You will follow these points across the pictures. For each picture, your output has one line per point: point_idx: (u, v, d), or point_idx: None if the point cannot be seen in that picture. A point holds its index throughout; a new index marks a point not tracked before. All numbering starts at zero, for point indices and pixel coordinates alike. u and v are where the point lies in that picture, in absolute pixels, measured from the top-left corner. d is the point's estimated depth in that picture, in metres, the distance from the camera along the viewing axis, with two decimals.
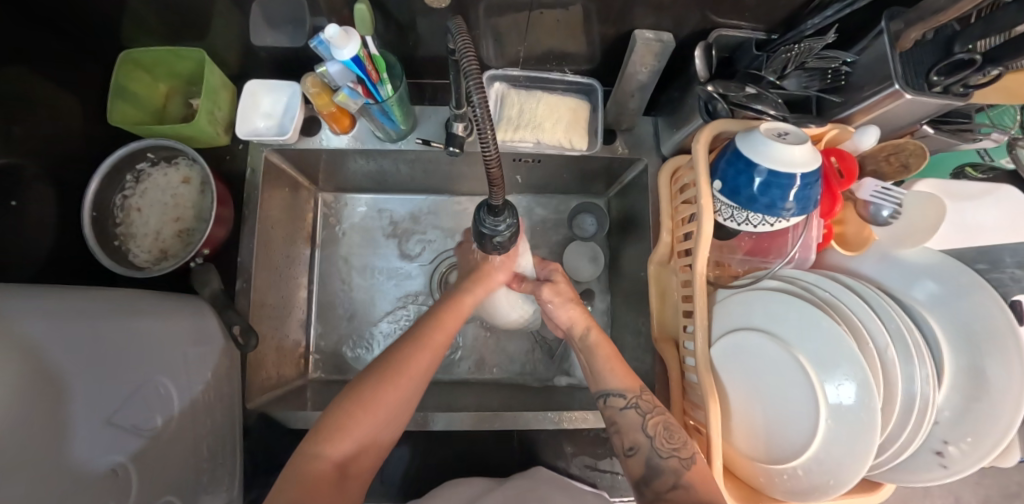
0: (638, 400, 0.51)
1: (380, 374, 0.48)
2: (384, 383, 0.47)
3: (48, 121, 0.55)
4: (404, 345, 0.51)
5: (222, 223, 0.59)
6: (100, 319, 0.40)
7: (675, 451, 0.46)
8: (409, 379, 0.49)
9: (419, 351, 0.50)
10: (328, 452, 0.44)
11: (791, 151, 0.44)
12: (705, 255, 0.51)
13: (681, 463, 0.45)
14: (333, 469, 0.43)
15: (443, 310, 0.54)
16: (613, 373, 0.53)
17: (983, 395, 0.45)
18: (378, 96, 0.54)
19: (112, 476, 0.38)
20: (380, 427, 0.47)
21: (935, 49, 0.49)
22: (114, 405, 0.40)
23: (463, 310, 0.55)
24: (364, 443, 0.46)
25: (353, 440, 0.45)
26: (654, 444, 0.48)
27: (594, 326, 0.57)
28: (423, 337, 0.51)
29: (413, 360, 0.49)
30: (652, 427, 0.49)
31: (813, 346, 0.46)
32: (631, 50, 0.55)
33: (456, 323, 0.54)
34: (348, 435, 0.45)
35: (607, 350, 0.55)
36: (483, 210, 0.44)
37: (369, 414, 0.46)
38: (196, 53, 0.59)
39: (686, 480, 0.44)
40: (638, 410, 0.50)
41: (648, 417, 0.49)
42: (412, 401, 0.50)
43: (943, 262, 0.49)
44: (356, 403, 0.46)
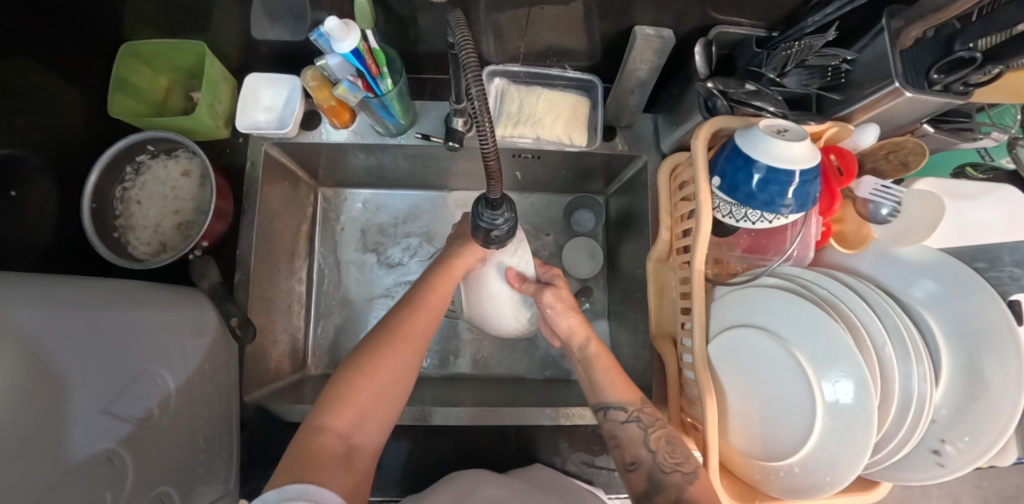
0: (638, 414, 0.51)
1: (382, 342, 0.50)
2: (382, 349, 0.49)
3: (48, 112, 0.55)
4: (400, 314, 0.53)
5: (221, 216, 0.59)
6: (99, 309, 0.40)
7: (678, 465, 0.47)
8: (406, 347, 0.51)
9: (415, 319, 0.53)
10: (331, 422, 0.45)
11: (791, 147, 0.44)
12: (704, 252, 0.51)
13: (684, 478, 0.45)
14: (336, 440, 0.44)
15: (434, 276, 0.56)
16: (614, 386, 0.53)
17: (980, 394, 0.45)
18: (378, 91, 0.53)
19: (109, 465, 0.38)
20: (382, 398, 0.48)
21: (934, 48, 0.49)
22: (113, 394, 0.40)
23: (454, 274, 0.57)
24: (368, 412, 0.47)
25: (355, 410, 0.46)
26: (656, 458, 0.48)
27: (594, 336, 0.57)
28: (415, 307, 0.54)
29: (409, 328, 0.52)
30: (654, 441, 0.49)
31: (811, 344, 0.46)
32: (631, 46, 0.55)
33: (450, 286, 0.56)
34: (351, 404, 0.46)
35: (606, 362, 0.56)
36: (480, 205, 0.44)
37: (370, 381, 0.47)
38: (196, 46, 0.59)
39: (690, 495, 0.44)
40: (640, 424, 0.50)
41: (650, 431, 0.50)
42: (416, 367, 0.51)
43: (940, 261, 0.49)
44: (358, 370, 0.48)
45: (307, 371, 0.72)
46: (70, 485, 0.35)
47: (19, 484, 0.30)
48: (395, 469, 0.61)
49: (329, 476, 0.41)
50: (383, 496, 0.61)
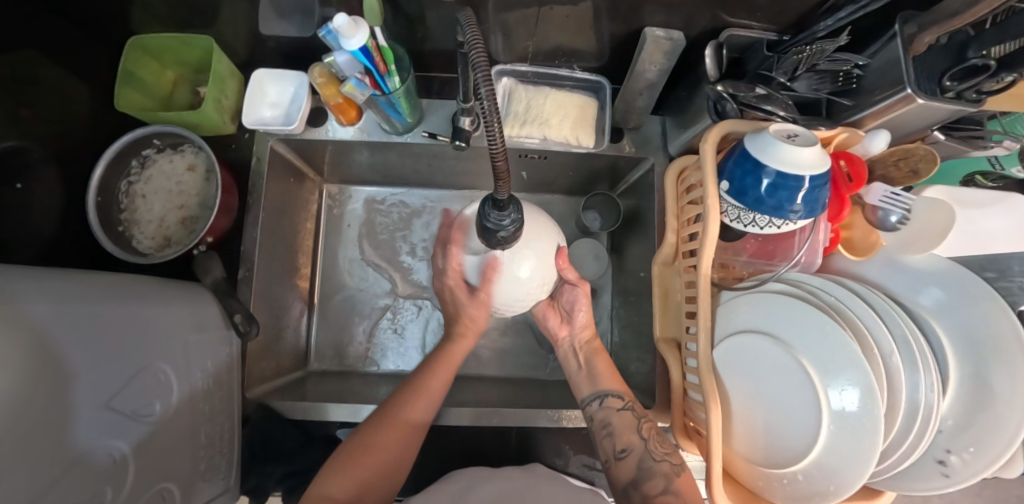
0: (633, 405, 0.55)
1: (381, 416, 0.53)
2: (382, 427, 0.52)
3: (54, 105, 0.55)
4: (405, 393, 0.56)
5: (226, 212, 0.59)
6: (102, 303, 0.40)
7: (666, 456, 0.51)
8: (407, 427, 0.53)
9: (415, 404, 0.55)
10: (332, 492, 0.47)
11: (802, 152, 0.43)
12: (710, 256, 0.51)
13: (671, 469, 0.50)
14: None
15: (433, 364, 0.59)
16: (609, 378, 0.57)
17: (987, 405, 0.45)
18: (385, 89, 0.53)
19: (111, 459, 0.38)
20: (381, 471, 0.51)
21: (947, 53, 0.49)
22: (116, 388, 0.40)
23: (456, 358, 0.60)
24: (368, 484, 0.49)
25: (354, 482, 0.49)
26: (647, 446, 0.52)
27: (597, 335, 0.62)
28: (421, 388, 0.56)
29: (409, 410, 0.54)
30: (646, 431, 0.53)
31: (817, 351, 0.45)
32: (641, 48, 0.54)
33: (450, 373, 0.59)
34: (353, 474, 0.49)
35: (603, 358, 0.60)
36: (487, 205, 0.43)
37: (370, 457, 0.50)
38: (203, 41, 0.59)
39: (674, 487, 0.49)
40: (634, 413, 0.54)
41: (642, 422, 0.54)
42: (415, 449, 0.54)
43: (953, 271, 0.49)
44: (358, 444, 0.51)
45: (309, 368, 0.72)
46: (72, 478, 0.35)
47: (20, 476, 0.30)
48: None
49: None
50: None
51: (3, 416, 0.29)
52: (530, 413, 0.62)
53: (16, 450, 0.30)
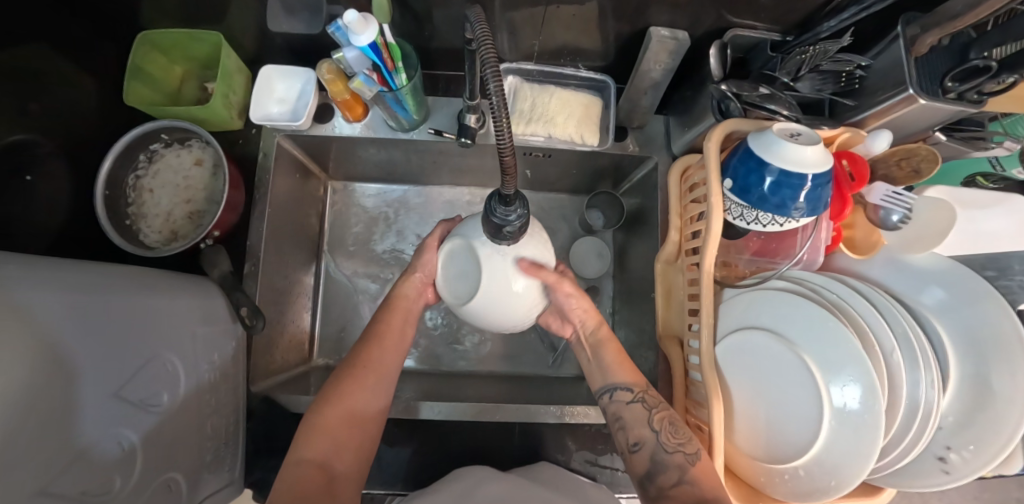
0: (644, 395, 0.53)
1: (346, 372, 0.54)
2: (346, 380, 0.53)
3: (63, 99, 0.56)
4: (365, 343, 0.57)
5: (233, 207, 0.59)
6: (112, 294, 0.40)
7: (680, 446, 0.48)
8: (376, 375, 0.54)
9: (377, 349, 0.56)
10: (308, 453, 0.47)
11: (804, 151, 0.44)
12: (713, 253, 0.51)
13: (685, 458, 0.47)
14: (317, 470, 0.46)
15: (383, 315, 0.59)
16: (621, 369, 0.56)
17: (987, 405, 0.45)
18: (392, 85, 0.53)
19: (120, 448, 0.39)
20: (353, 423, 0.51)
21: (948, 54, 0.49)
22: (125, 378, 0.40)
23: (411, 305, 0.60)
24: (342, 438, 0.49)
25: (326, 438, 0.49)
26: (659, 438, 0.50)
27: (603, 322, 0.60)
28: (381, 334, 0.57)
29: (370, 354, 0.56)
30: (657, 421, 0.51)
31: (818, 348, 0.46)
32: (646, 47, 0.55)
33: (407, 316, 0.60)
34: (325, 429, 0.49)
35: (613, 348, 0.58)
36: (494, 200, 0.44)
37: (338, 409, 0.50)
38: (212, 36, 0.59)
39: (691, 477, 0.46)
40: (644, 404, 0.52)
41: (654, 412, 0.52)
42: (389, 389, 0.55)
43: (954, 270, 0.49)
44: (325, 401, 0.51)
45: (313, 364, 0.72)
46: (82, 463, 0.35)
47: (31, 462, 0.30)
48: (399, 463, 0.61)
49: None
50: (387, 490, 0.61)
51: (16, 399, 0.29)
52: (531, 409, 0.62)
53: (28, 436, 0.30)
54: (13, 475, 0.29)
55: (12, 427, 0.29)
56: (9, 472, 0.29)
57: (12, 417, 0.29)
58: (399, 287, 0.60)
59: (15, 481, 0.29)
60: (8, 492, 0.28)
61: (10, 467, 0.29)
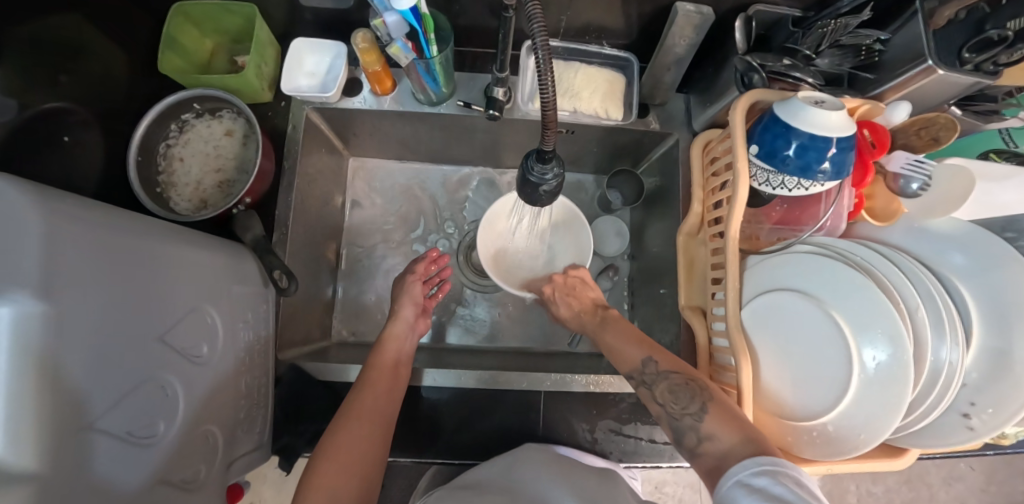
0: (643, 376, 0.51)
1: (338, 418, 0.51)
2: (341, 426, 0.50)
3: (98, 69, 0.57)
4: (356, 389, 0.54)
5: (264, 175, 0.60)
6: (155, 242, 0.41)
7: (684, 410, 0.45)
8: (370, 416, 0.51)
9: (369, 394, 0.53)
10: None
11: (828, 115, 0.46)
12: (739, 219, 0.52)
13: (694, 419, 0.44)
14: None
15: (373, 358, 0.58)
16: (619, 354, 0.55)
17: (1006, 366, 0.47)
18: (426, 53, 0.55)
19: (162, 393, 0.39)
20: (354, 470, 0.47)
21: (965, 28, 0.51)
22: (167, 324, 0.41)
23: (399, 343, 0.62)
24: (343, 487, 0.45)
25: (326, 489, 0.44)
26: (666, 410, 0.47)
27: (605, 313, 0.63)
28: (374, 374, 0.56)
29: (364, 400, 0.52)
30: (660, 395, 0.48)
31: (849, 306, 0.47)
32: (672, 21, 0.56)
33: (399, 355, 0.60)
34: (330, 471, 0.46)
35: (614, 329, 0.59)
36: (531, 159, 0.45)
37: (335, 461, 0.47)
38: (246, 8, 0.61)
39: (707, 432, 0.43)
40: (646, 386, 0.50)
41: (654, 389, 0.49)
42: (387, 432, 0.52)
43: (972, 232, 0.51)
44: (321, 454, 0.47)
45: (334, 338, 0.73)
46: (130, 403, 0.36)
47: (78, 393, 0.31)
48: (425, 432, 0.61)
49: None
50: (413, 458, 0.60)
51: (67, 331, 0.30)
52: (533, 375, 0.63)
53: (74, 365, 0.31)
54: (62, 401, 0.29)
55: (58, 355, 0.29)
56: (61, 398, 0.29)
57: (63, 346, 0.30)
58: (390, 327, 0.63)
59: (64, 408, 0.30)
60: (58, 416, 0.29)
61: (57, 394, 0.29)
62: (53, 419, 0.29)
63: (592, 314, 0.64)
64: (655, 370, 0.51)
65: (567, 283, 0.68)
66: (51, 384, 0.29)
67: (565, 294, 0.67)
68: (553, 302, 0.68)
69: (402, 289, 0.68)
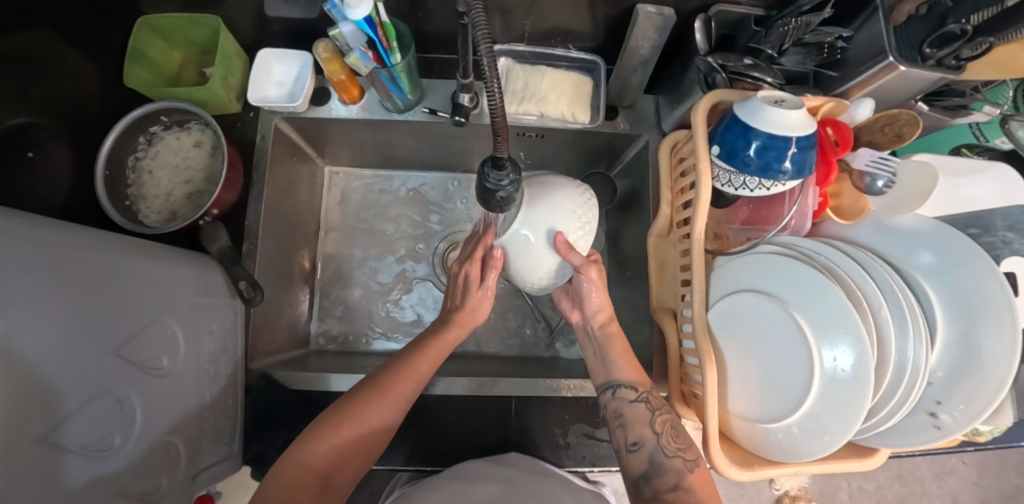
0: (647, 396, 0.55)
1: (371, 390, 0.53)
2: (368, 400, 0.52)
3: (67, 84, 0.57)
4: (396, 365, 0.56)
5: (231, 186, 0.60)
6: (113, 255, 0.41)
7: (679, 452, 0.51)
8: (394, 401, 0.53)
9: (409, 377, 0.55)
10: (311, 462, 0.48)
11: (787, 114, 0.45)
12: (704, 221, 0.52)
13: (684, 464, 0.51)
14: (312, 478, 0.48)
15: (427, 342, 0.59)
16: (626, 367, 0.57)
17: (973, 364, 0.46)
18: (387, 62, 0.55)
19: (120, 406, 0.39)
20: (359, 444, 0.51)
21: (925, 22, 0.51)
22: (124, 338, 0.41)
23: (445, 350, 0.60)
24: (346, 455, 0.50)
25: (333, 451, 0.49)
26: (659, 441, 0.52)
27: (615, 320, 0.60)
28: (418, 361, 0.57)
29: (402, 384, 0.54)
30: (659, 423, 0.53)
31: (811, 308, 0.46)
32: (634, 24, 0.56)
33: (438, 360, 0.58)
34: (328, 448, 0.49)
35: (620, 344, 0.59)
36: (487, 166, 0.44)
37: (349, 429, 0.51)
38: (211, 20, 0.61)
39: (687, 483, 0.50)
40: (647, 405, 0.54)
41: (656, 414, 0.54)
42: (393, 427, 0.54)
43: (940, 229, 0.50)
44: (343, 420, 0.51)
45: (311, 347, 0.73)
46: (86, 415, 0.36)
47: (36, 405, 0.31)
48: (398, 439, 0.61)
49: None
50: (388, 467, 0.60)
51: (21, 345, 0.30)
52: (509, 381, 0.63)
53: (32, 382, 0.31)
54: (20, 415, 0.30)
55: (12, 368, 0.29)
56: (18, 409, 0.30)
57: (17, 359, 0.30)
58: (450, 326, 0.61)
59: (22, 423, 0.30)
60: (16, 428, 0.29)
61: (16, 406, 0.29)
62: (10, 434, 0.29)
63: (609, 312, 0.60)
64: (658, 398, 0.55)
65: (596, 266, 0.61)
66: (11, 397, 0.29)
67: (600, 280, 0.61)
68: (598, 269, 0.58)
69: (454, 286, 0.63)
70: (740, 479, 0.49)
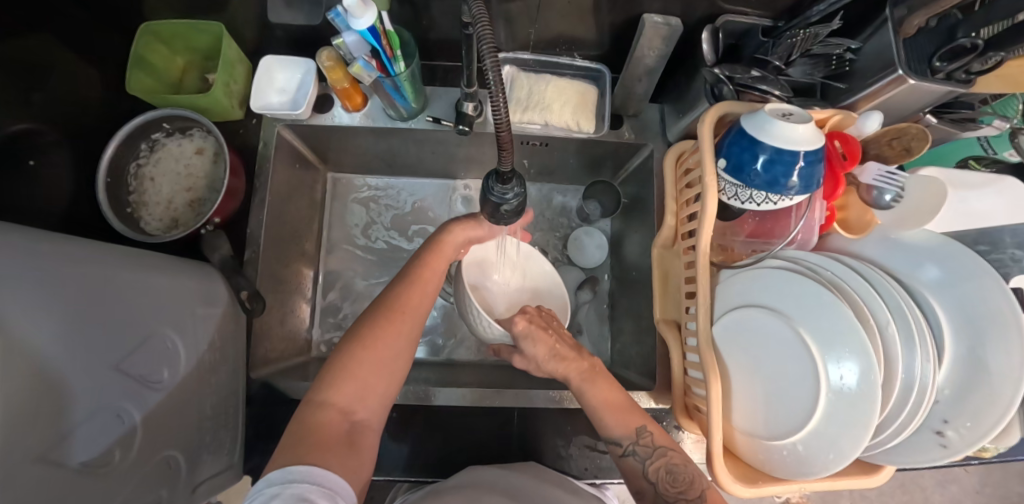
0: (635, 447, 0.51)
1: (381, 315, 0.50)
2: (380, 324, 0.49)
3: (68, 91, 0.57)
4: (399, 287, 0.53)
5: (233, 193, 0.60)
6: (112, 268, 0.41)
7: (680, 495, 0.47)
8: (405, 320, 0.51)
9: (412, 289, 0.53)
10: (333, 399, 0.45)
11: (795, 128, 0.45)
12: (709, 235, 0.51)
13: None
14: (337, 416, 0.44)
15: (425, 254, 0.56)
16: (607, 422, 0.52)
17: (980, 384, 0.46)
18: (390, 71, 0.55)
19: (120, 422, 0.39)
20: (382, 371, 0.47)
21: (935, 35, 0.50)
22: (124, 352, 0.40)
23: (446, 257, 0.57)
24: (369, 387, 0.47)
25: (356, 383, 0.46)
26: (658, 490, 0.48)
27: (589, 374, 0.54)
28: (419, 271, 0.54)
29: (406, 298, 0.52)
30: (654, 471, 0.49)
31: (817, 323, 0.46)
32: (640, 33, 0.55)
33: (443, 267, 0.56)
34: (349, 382, 0.46)
35: (598, 401, 0.53)
36: (491, 179, 0.44)
37: (370, 356, 0.47)
38: (213, 27, 0.60)
39: None
40: (637, 457, 0.50)
41: (648, 462, 0.50)
42: (412, 346, 0.51)
43: (947, 246, 0.50)
44: (357, 344, 0.48)
45: (312, 354, 0.73)
46: (85, 431, 0.36)
47: (35, 425, 0.31)
48: (399, 449, 0.61)
49: (334, 459, 0.41)
50: (387, 477, 0.60)
51: (23, 362, 0.30)
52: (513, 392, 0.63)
53: (31, 404, 0.31)
54: (20, 436, 0.29)
55: (14, 389, 0.29)
56: (20, 428, 0.29)
57: (20, 377, 0.30)
58: (449, 229, 0.58)
59: (23, 442, 0.30)
60: (17, 448, 0.29)
61: (17, 428, 0.29)
62: (8, 459, 0.28)
63: (575, 364, 0.54)
64: (651, 441, 0.51)
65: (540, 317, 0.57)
66: (13, 415, 0.29)
67: (541, 328, 0.55)
68: (528, 338, 0.54)
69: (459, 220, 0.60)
70: (743, 495, 0.48)
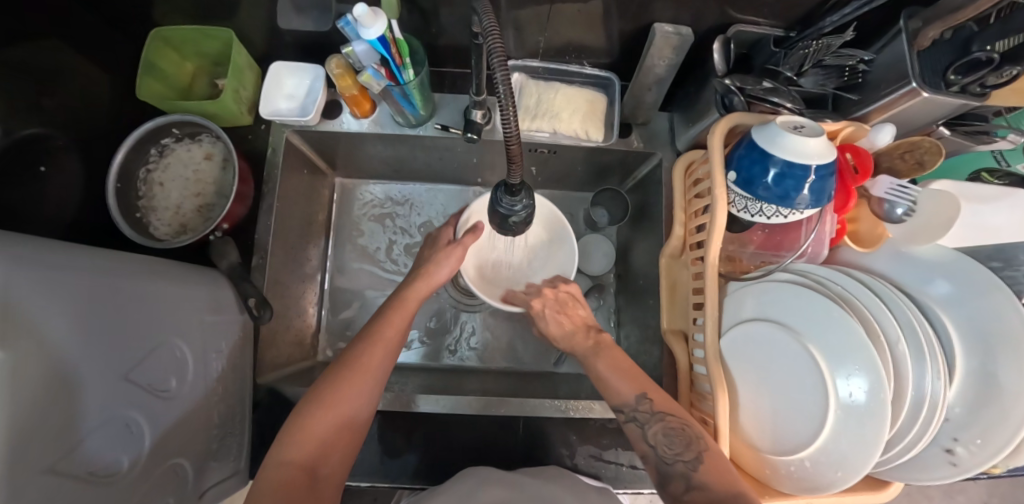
0: (636, 413, 0.49)
1: (342, 372, 0.48)
2: (339, 380, 0.48)
3: (78, 96, 0.57)
4: (359, 342, 0.52)
5: (242, 199, 0.61)
6: (122, 278, 0.41)
7: (678, 456, 0.45)
8: (368, 375, 0.49)
9: (372, 343, 0.51)
10: (293, 456, 0.43)
11: (806, 141, 0.44)
12: (719, 246, 0.51)
13: (687, 467, 0.44)
14: (298, 474, 0.43)
15: (390, 311, 0.55)
16: (612, 385, 0.52)
17: (994, 400, 0.45)
18: (400, 80, 0.55)
19: (128, 431, 0.39)
20: (343, 426, 0.46)
21: (950, 47, 0.49)
22: (133, 361, 0.41)
23: (408, 309, 0.56)
24: (330, 443, 0.45)
25: (314, 439, 0.44)
26: (657, 452, 0.46)
27: (596, 341, 0.58)
28: (377, 327, 0.53)
29: (370, 353, 0.50)
30: (653, 435, 0.47)
31: (825, 337, 0.46)
32: (651, 42, 0.55)
33: (404, 322, 0.55)
34: (308, 438, 0.44)
35: (605, 363, 0.54)
36: (500, 190, 0.44)
37: (328, 412, 0.46)
38: (223, 32, 0.61)
39: (698, 481, 0.43)
40: (637, 422, 0.48)
41: (648, 427, 0.48)
42: (377, 398, 0.50)
43: (957, 260, 0.49)
44: (318, 403, 0.46)
45: (318, 359, 0.73)
46: (95, 440, 0.36)
47: (48, 437, 0.31)
48: (404, 456, 0.61)
49: None
50: (392, 483, 0.60)
51: (38, 373, 0.31)
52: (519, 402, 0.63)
53: (45, 416, 0.31)
54: (32, 450, 0.30)
55: (29, 403, 0.29)
56: (34, 441, 0.30)
57: (34, 388, 0.30)
58: (410, 284, 0.58)
59: (36, 456, 0.30)
60: (29, 461, 0.30)
61: (29, 441, 0.29)
62: (21, 473, 0.29)
63: (584, 336, 0.58)
64: (649, 408, 0.49)
65: (559, 298, 0.62)
66: (28, 426, 0.29)
67: (556, 312, 0.61)
68: (541, 317, 0.62)
69: (427, 259, 0.62)
70: None
